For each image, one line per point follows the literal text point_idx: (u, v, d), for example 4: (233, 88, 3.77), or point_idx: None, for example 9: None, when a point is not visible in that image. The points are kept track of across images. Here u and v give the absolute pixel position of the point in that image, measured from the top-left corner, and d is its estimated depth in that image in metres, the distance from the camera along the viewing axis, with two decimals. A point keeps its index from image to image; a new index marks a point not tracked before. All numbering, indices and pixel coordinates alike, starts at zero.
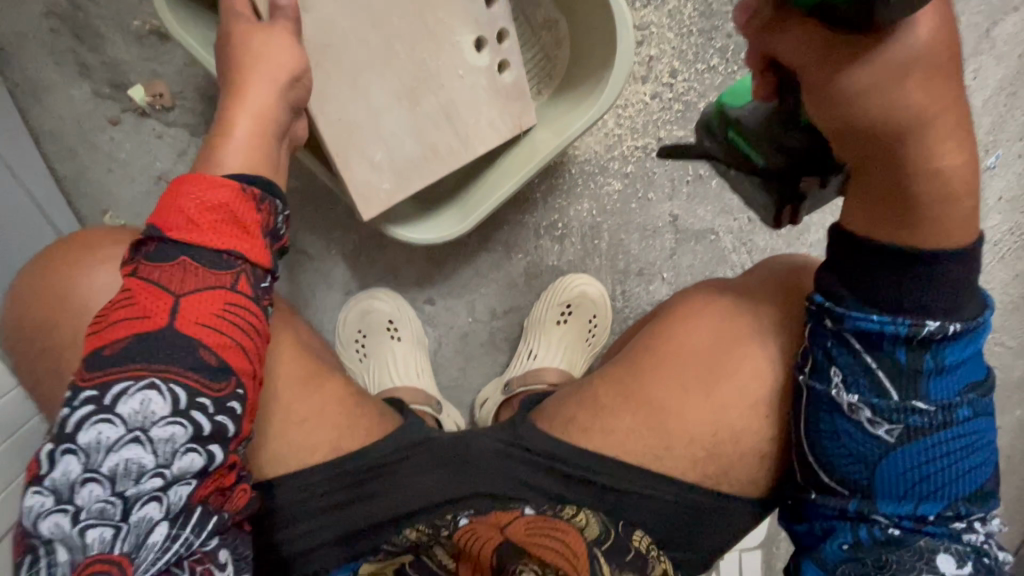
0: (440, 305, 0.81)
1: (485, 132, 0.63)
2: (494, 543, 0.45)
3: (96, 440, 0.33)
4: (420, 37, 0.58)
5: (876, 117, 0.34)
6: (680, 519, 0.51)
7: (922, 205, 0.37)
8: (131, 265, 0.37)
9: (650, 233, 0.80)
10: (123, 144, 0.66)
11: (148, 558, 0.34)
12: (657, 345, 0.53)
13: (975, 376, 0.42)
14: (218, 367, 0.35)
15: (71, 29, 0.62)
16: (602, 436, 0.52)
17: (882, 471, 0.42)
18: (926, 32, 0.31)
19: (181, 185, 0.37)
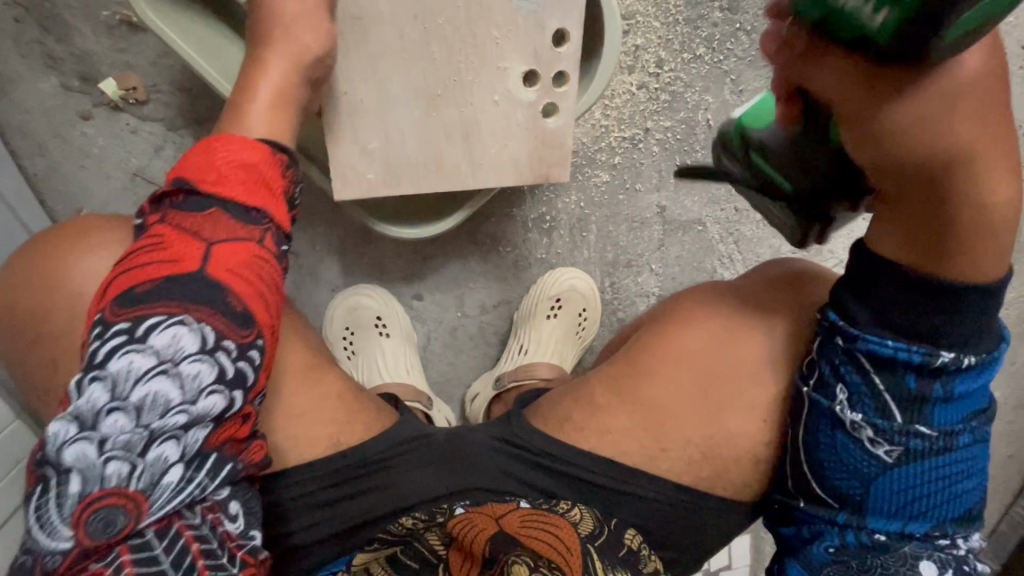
0: (428, 300, 0.80)
1: (505, 149, 0.57)
2: (487, 536, 0.46)
3: (127, 368, 0.35)
4: (463, 47, 0.54)
5: (922, 150, 0.35)
6: (673, 514, 0.51)
7: (960, 235, 0.38)
8: (161, 213, 0.39)
9: (638, 224, 0.80)
10: (96, 139, 0.64)
11: (162, 497, 0.36)
12: (657, 342, 0.53)
13: (980, 409, 0.44)
14: (243, 313, 0.38)
15: (37, 20, 0.60)
16: (598, 435, 0.52)
17: (876, 488, 0.43)
18: (977, 65, 0.33)
19: (214, 143, 0.40)
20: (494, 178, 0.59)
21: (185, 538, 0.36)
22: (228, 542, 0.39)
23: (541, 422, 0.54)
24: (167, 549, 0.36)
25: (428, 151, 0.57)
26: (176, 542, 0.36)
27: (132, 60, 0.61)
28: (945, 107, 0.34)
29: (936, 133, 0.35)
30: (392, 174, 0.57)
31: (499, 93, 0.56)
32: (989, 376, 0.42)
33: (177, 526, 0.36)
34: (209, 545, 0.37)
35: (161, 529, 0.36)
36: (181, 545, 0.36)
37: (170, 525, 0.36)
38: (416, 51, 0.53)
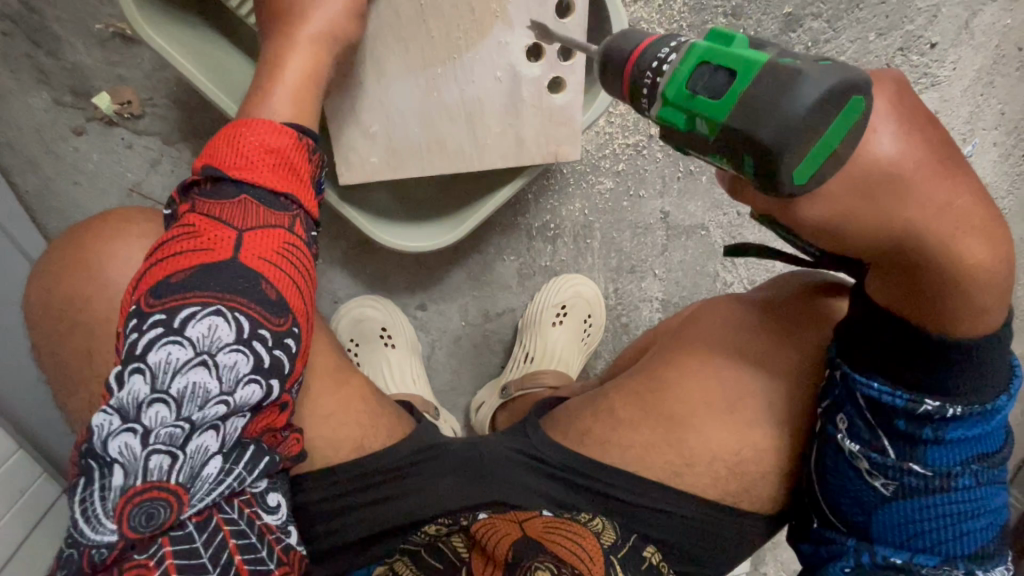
0: (432, 310, 0.80)
1: (505, 139, 0.55)
2: (511, 541, 0.45)
3: (165, 360, 0.34)
4: (464, 22, 0.51)
5: (863, 234, 0.36)
6: (698, 522, 0.51)
7: (940, 295, 0.37)
8: (193, 202, 0.39)
9: (642, 230, 0.80)
10: (90, 155, 0.62)
11: (202, 489, 0.36)
12: (677, 359, 0.53)
13: (987, 450, 0.42)
14: (278, 301, 0.37)
15: (26, 33, 0.58)
16: (621, 451, 0.52)
17: (878, 517, 0.44)
18: (891, 153, 0.34)
19: (241, 127, 0.39)
20: (499, 160, 0.56)
21: (223, 532, 0.37)
22: (267, 534, 0.39)
23: (560, 435, 0.54)
24: (206, 542, 0.36)
25: (431, 134, 0.54)
26: (214, 535, 0.37)
27: (126, 73, 0.59)
28: (871, 199, 0.34)
29: (875, 229, 0.36)
30: (396, 157, 0.55)
31: (502, 70, 0.53)
32: (993, 418, 0.41)
33: (216, 518, 0.37)
34: (247, 539, 0.38)
35: (201, 522, 0.36)
36: (219, 539, 0.37)
37: (210, 517, 0.37)
38: (415, 31, 0.51)
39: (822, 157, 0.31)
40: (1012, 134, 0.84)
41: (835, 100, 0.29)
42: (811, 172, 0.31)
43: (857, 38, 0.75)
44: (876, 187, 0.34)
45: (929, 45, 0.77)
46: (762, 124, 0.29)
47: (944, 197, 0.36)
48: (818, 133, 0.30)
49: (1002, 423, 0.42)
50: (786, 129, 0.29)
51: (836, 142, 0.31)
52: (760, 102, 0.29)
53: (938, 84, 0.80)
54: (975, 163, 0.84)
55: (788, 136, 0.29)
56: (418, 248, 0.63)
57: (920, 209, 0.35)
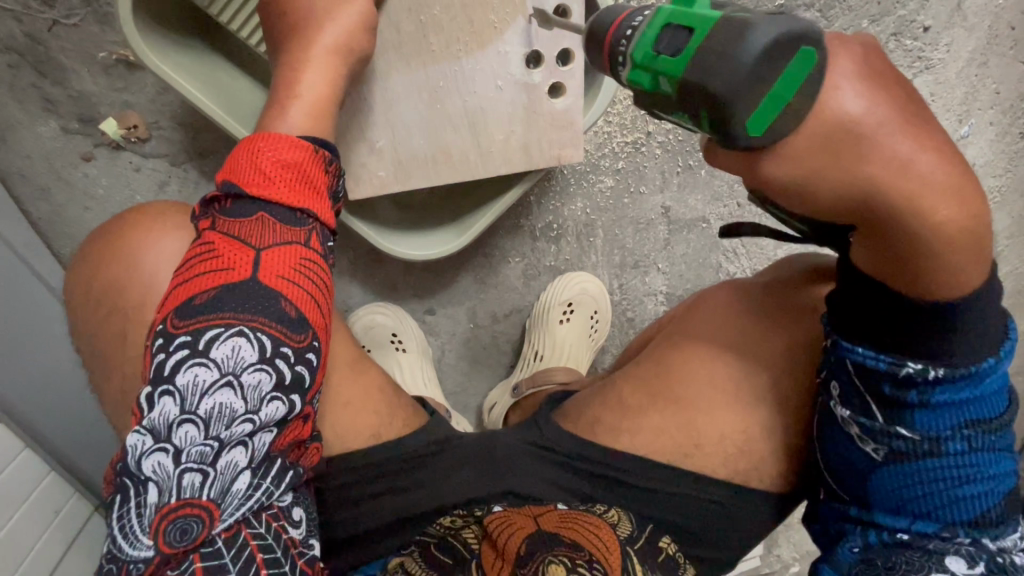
0: (440, 314, 0.81)
1: (510, 149, 0.56)
2: (524, 534, 0.45)
3: (193, 382, 0.36)
4: (464, 33, 0.52)
5: (834, 194, 0.34)
6: (708, 510, 0.52)
7: (921, 255, 0.36)
8: (212, 221, 0.39)
9: (644, 226, 0.81)
10: (99, 180, 0.63)
11: (231, 504, 0.37)
12: (679, 344, 0.55)
13: (983, 414, 0.42)
14: (297, 318, 0.39)
15: (32, 64, 0.58)
16: (631, 437, 0.53)
17: (874, 484, 0.45)
18: (854, 102, 0.31)
19: (255, 143, 0.40)
20: (504, 167, 0.57)
21: (250, 547, 0.38)
22: (292, 548, 0.40)
23: (573, 425, 0.56)
24: (235, 557, 0.37)
25: (436, 144, 0.55)
26: (243, 551, 0.38)
27: (131, 99, 0.60)
28: (846, 158, 0.33)
29: (849, 186, 0.34)
30: (402, 169, 0.56)
31: (502, 79, 0.54)
32: (986, 382, 0.41)
33: (245, 534, 0.38)
34: (273, 553, 0.39)
35: (230, 537, 0.37)
36: (247, 554, 0.38)
37: (238, 533, 0.38)
38: (416, 47, 0.52)
39: (777, 108, 0.30)
40: (1007, 113, 0.84)
41: (782, 47, 0.29)
42: (766, 123, 0.31)
43: (850, 26, 0.76)
44: (849, 142, 0.32)
45: (922, 28, 0.78)
46: (706, 75, 0.30)
47: (912, 147, 0.33)
48: (769, 82, 0.30)
49: (998, 387, 0.41)
50: (729, 78, 0.30)
51: (792, 92, 0.30)
52: (708, 54, 0.30)
53: (932, 67, 0.80)
54: (972, 143, 0.85)
55: (733, 83, 0.30)
56: (426, 255, 0.63)
57: (898, 162, 0.33)
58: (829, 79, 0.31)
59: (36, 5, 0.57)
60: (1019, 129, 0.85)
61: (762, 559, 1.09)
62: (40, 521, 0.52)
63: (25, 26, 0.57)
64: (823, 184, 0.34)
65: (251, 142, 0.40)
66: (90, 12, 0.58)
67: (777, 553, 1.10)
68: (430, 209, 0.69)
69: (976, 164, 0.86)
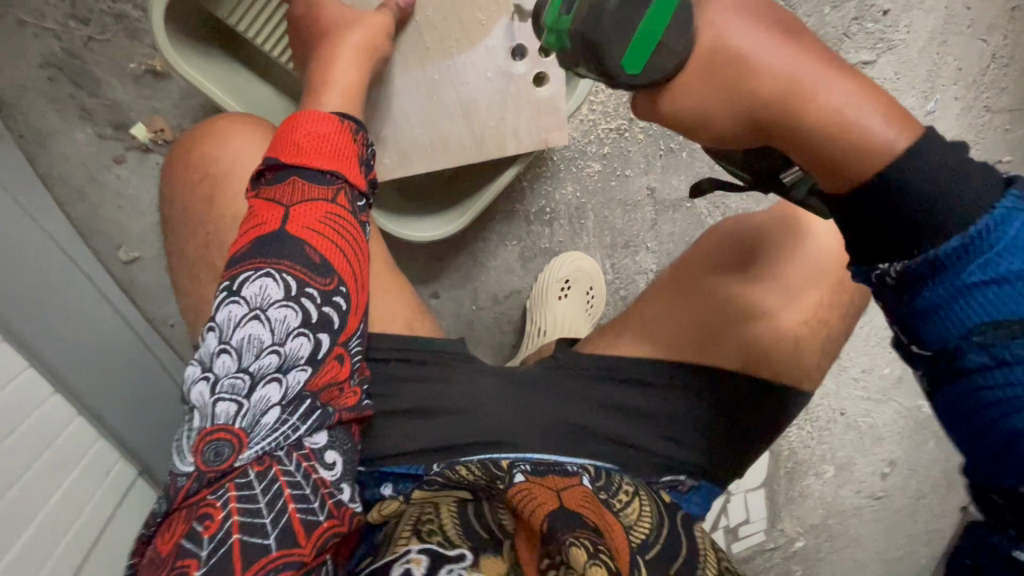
0: (445, 297, 0.86)
1: (502, 134, 0.62)
2: (546, 509, 0.42)
3: (228, 316, 0.42)
4: (455, 31, 0.58)
5: (733, 100, 0.39)
6: (722, 400, 0.57)
7: (826, 145, 0.37)
8: (254, 189, 0.47)
9: (631, 207, 0.86)
10: (130, 180, 0.69)
11: (260, 436, 0.42)
12: (678, 268, 0.63)
13: (1005, 312, 0.34)
14: (321, 264, 0.44)
15: (70, 77, 0.65)
16: (643, 342, 0.60)
17: (968, 412, 0.35)
18: (716, 17, 0.38)
19: (291, 122, 0.47)
20: (497, 152, 0.63)
21: (279, 481, 0.42)
22: (322, 488, 0.43)
23: (592, 345, 0.62)
24: (264, 489, 0.41)
25: (434, 133, 0.61)
26: (272, 483, 0.41)
27: (158, 105, 0.67)
28: (729, 81, 0.38)
29: (737, 93, 0.38)
30: (405, 157, 0.62)
31: (492, 71, 0.60)
32: (976, 271, 0.34)
33: (274, 469, 0.42)
34: (301, 490, 0.42)
35: (261, 470, 0.41)
36: (276, 487, 0.41)
37: (268, 467, 0.42)
38: (414, 46, 0.58)
39: (648, 49, 0.37)
40: (970, 88, 0.90)
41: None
42: (642, 64, 0.38)
43: (813, 13, 0.82)
44: (727, 65, 0.38)
45: (881, 12, 0.84)
46: (584, 25, 0.38)
47: (773, 46, 0.38)
48: (634, 24, 0.37)
49: (1015, 276, 0.34)
50: (599, 26, 0.37)
51: (660, 29, 0.37)
52: (585, 9, 0.37)
53: (894, 48, 0.85)
54: (939, 118, 0.90)
55: (602, 30, 0.37)
56: (428, 237, 0.69)
57: (773, 73, 0.38)
58: (705, 18, 0.38)
59: (74, 24, 0.64)
60: (982, 103, 0.91)
61: (766, 533, 1.13)
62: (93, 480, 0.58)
63: (64, 43, 0.64)
64: (719, 108, 0.39)
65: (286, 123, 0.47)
66: (121, 28, 0.65)
67: (781, 527, 1.13)
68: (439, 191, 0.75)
69: (946, 137, 0.91)
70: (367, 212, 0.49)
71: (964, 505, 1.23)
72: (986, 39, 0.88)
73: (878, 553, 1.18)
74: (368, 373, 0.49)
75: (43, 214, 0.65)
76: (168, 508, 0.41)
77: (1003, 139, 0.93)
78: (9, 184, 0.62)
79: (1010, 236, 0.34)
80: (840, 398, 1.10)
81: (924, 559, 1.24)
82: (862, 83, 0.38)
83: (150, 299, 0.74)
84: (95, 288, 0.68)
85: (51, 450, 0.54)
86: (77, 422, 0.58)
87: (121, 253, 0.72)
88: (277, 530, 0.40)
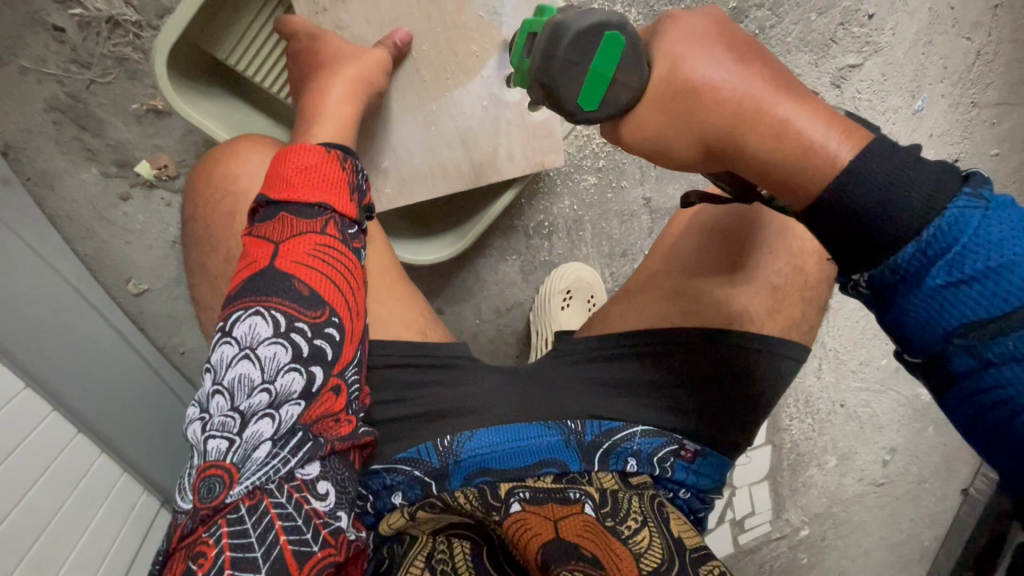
0: (448, 313, 0.88)
1: (500, 160, 0.64)
2: (541, 542, 0.47)
3: (221, 357, 0.43)
4: (450, 64, 0.59)
5: (688, 129, 0.40)
6: (717, 362, 0.59)
7: (780, 166, 0.38)
8: (250, 228, 0.48)
9: (628, 217, 0.88)
10: (136, 217, 0.71)
11: (251, 470, 0.41)
12: (663, 251, 0.69)
13: (983, 311, 0.33)
14: (310, 296, 0.45)
15: (74, 119, 0.66)
16: (635, 313, 0.65)
17: (982, 420, 0.34)
18: (670, 52, 0.40)
19: (281, 158, 0.48)
20: (496, 177, 0.64)
21: (270, 514, 0.41)
22: (314, 519, 0.42)
23: (592, 327, 0.68)
24: (255, 524, 0.40)
25: (433, 161, 0.63)
26: (263, 517, 0.40)
27: (161, 142, 0.69)
28: (683, 107, 0.40)
29: (690, 122, 0.40)
30: (406, 186, 0.63)
31: (487, 99, 0.61)
32: (941, 274, 0.34)
33: (265, 502, 0.41)
34: (293, 522, 0.41)
35: (252, 505, 0.40)
36: (267, 521, 0.40)
37: (259, 501, 0.41)
38: (410, 81, 0.59)
39: (602, 86, 0.40)
40: (957, 85, 0.91)
41: (587, 38, 0.39)
42: (598, 99, 0.40)
43: (800, 20, 0.83)
44: (680, 91, 0.39)
45: (867, 16, 0.85)
46: (539, 72, 0.41)
47: (725, 71, 0.39)
48: (584, 66, 0.39)
49: (984, 274, 0.33)
50: (553, 71, 0.40)
51: (611, 64, 0.39)
52: (540, 58, 0.41)
53: (881, 50, 0.87)
54: (926, 116, 0.91)
55: (556, 72, 0.40)
56: (429, 261, 0.71)
57: (723, 95, 0.39)
58: (663, 51, 0.40)
59: (75, 68, 0.65)
60: (969, 99, 0.92)
61: (772, 524, 1.15)
62: (118, 518, 0.62)
63: (66, 87, 0.65)
64: (675, 133, 0.41)
65: (279, 155, 0.48)
66: (123, 71, 0.66)
67: (786, 518, 1.16)
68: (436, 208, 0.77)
69: (933, 135, 0.93)
70: (361, 237, 0.50)
71: (964, 487, 1.25)
72: (972, 37, 0.89)
73: (879, 537, 1.22)
74: (368, 401, 0.49)
75: (55, 255, 0.67)
76: (170, 547, 0.41)
77: (990, 133, 0.95)
78: (20, 228, 0.63)
79: (970, 234, 0.33)
80: (838, 389, 1.10)
81: (926, 540, 1.27)
82: (811, 102, 0.39)
83: (160, 329, 0.76)
84: (107, 324, 0.69)
85: (73, 494, 0.58)
86: (101, 459, 0.63)
87: (130, 286, 0.73)
88: (268, 563, 0.39)
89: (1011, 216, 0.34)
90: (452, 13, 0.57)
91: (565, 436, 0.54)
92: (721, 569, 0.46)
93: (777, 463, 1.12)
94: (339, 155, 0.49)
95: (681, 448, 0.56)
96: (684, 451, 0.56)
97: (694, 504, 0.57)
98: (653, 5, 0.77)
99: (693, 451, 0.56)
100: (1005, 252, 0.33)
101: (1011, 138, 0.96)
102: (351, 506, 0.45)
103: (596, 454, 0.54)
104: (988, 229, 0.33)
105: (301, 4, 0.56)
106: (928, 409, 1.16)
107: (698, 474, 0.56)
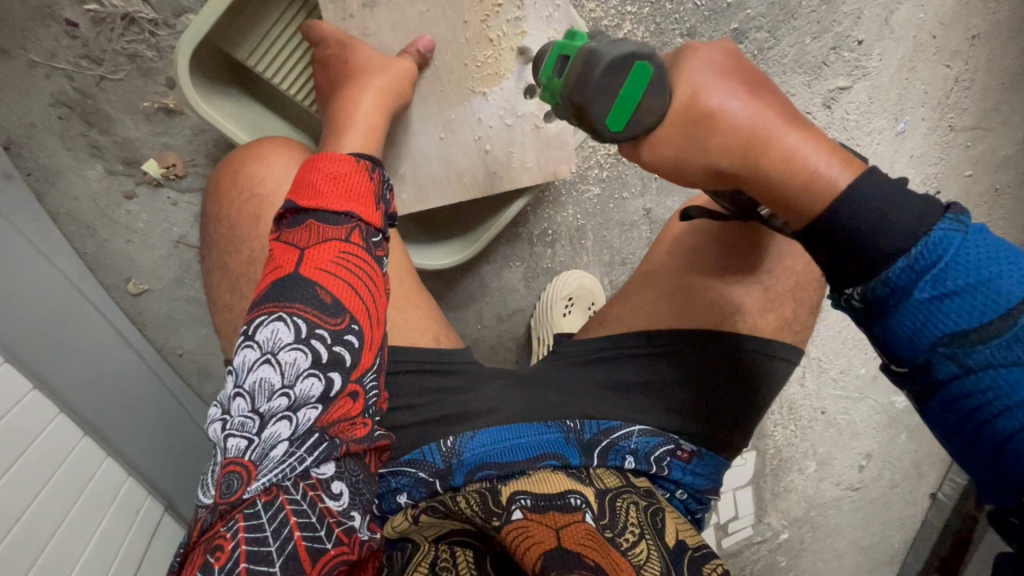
0: (451, 318, 0.89)
1: (512, 169, 0.66)
2: (542, 550, 0.44)
3: (243, 361, 0.42)
4: (471, 75, 0.61)
5: (704, 152, 0.42)
6: (718, 364, 0.61)
7: (784, 187, 0.40)
8: (275, 232, 0.47)
9: (628, 227, 0.90)
10: (140, 215, 0.70)
11: (268, 467, 0.41)
12: (651, 255, 0.71)
13: (966, 323, 0.36)
14: (332, 304, 0.44)
15: (81, 115, 0.65)
16: (631, 312, 0.66)
17: (964, 424, 0.37)
18: (689, 79, 0.41)
19: (311, 165, 0.48)
20: (507, 184, 0.67)
21: (285, 510, 0.40)
22: (328, 517, 0.42)
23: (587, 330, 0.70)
24: (270, 518, 0.40)
25: (450, 169, 0.65)
26: (278, 513, 0.40)
27: (170, 141, 0.68)
28: (699, 134, 0.42)
29: (706, 146, 0.42)
30: (421, 191, 0.65)
31: (506, 109, 0.63)
32: (927, 288, 0.36)
33: (281, 499, 0.40)
34: (308, 519, 0.41)
35: (267, 500, 0.40)
36: (282, 516, 0.40)
37: (275, 498, 0.40)
38: (433, 90, 0.61)
39: (630, 110, 0.41)
40: (936, 109, 0.96)
41: (622, 63, 0.40)
42: (624, 122, 0.41)
43: (795, 43, 0.87)
44: (698, 117, 0.41)
45: (857, 42, 0.89)
46: (574, 95, 0.43)
47: (737, 101, 0.41)
48: (616, 90, 0.41)
49: (964, 289, 0.36)
50: (585, 92, 0.42)
51: (640, 93, 0.41)
52: (576, 77, 0.43)
53: (868, 74, 0.91)
54: (908, 137, 0.96)
55: (589, 90, 0.41)
56: (440, 267, 0.72)
57: (737, 122, 0.41)
58: (682, 79, 0.42)
59: (86, 63, 0.64)
60: (947, 123, 0.98)
61: (754, 528, 1.19)
62: (124, 522, 0.61)
63: (76, 83, 0.64)
64: (692, 156, 0.42)
65: (309, 161, 0.49)
66: (135, 68, 0.65)
67: (767, 521, 1.19)
68: (439, 223, 0.78)
69: (913, 155, 0.98)
70: (383, 246, 0.49)
71: (932, 491, 1.30)
72: (950, 65, 0.94)
73: (853, 539, 1.27)
74: (385, 406, 0.49)
75: (56, 253, 0.65)
76: (189, 544, 0.41)
77: (964, 155, 1.01)
78: (21, 224, 0.62)
79: (953, 252, 0.36)
80: (820, 396, 1.14)
81: (896, 542, 1.32)
82: (814, 133, 0.41)
83: (160, 329, 0.74)
84: (108, 323, 0.68)
85: (82, 496, 0.57)
86: (106, 463, 0.61)
87: (130, 286, 0.72)
88: (282, 559, 0.39)
89: (987, 240, 0.37)
90: (477, 26, 0.59)
91: (564, 433, 0.56)
92: (725, 568, 0.47)
93: (761, 468, 1.15)
94: (363, 159, 0.49)
95: (678, 448, 0.58)
96: (682, 451, 0.58)
97: (692, 505, 0.59)
98: (660, 23, 0.80)
99: (689, 451, 0.58)
100: (983, 271, 0.36)
101: (983, 161, 1.02)
102: (364, 507, 0.45)
103: (595, 451, 0.55)
104: (967, 250, 0.36)
105: (328, 10, 0.56)
106: (901, 416, 1.21)
107: (696, 474, 0.58)
